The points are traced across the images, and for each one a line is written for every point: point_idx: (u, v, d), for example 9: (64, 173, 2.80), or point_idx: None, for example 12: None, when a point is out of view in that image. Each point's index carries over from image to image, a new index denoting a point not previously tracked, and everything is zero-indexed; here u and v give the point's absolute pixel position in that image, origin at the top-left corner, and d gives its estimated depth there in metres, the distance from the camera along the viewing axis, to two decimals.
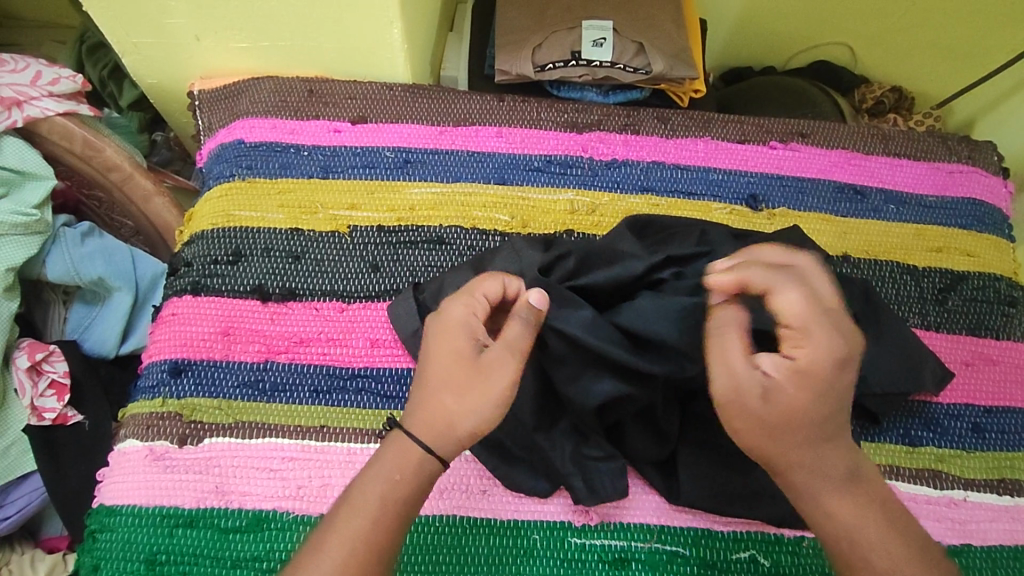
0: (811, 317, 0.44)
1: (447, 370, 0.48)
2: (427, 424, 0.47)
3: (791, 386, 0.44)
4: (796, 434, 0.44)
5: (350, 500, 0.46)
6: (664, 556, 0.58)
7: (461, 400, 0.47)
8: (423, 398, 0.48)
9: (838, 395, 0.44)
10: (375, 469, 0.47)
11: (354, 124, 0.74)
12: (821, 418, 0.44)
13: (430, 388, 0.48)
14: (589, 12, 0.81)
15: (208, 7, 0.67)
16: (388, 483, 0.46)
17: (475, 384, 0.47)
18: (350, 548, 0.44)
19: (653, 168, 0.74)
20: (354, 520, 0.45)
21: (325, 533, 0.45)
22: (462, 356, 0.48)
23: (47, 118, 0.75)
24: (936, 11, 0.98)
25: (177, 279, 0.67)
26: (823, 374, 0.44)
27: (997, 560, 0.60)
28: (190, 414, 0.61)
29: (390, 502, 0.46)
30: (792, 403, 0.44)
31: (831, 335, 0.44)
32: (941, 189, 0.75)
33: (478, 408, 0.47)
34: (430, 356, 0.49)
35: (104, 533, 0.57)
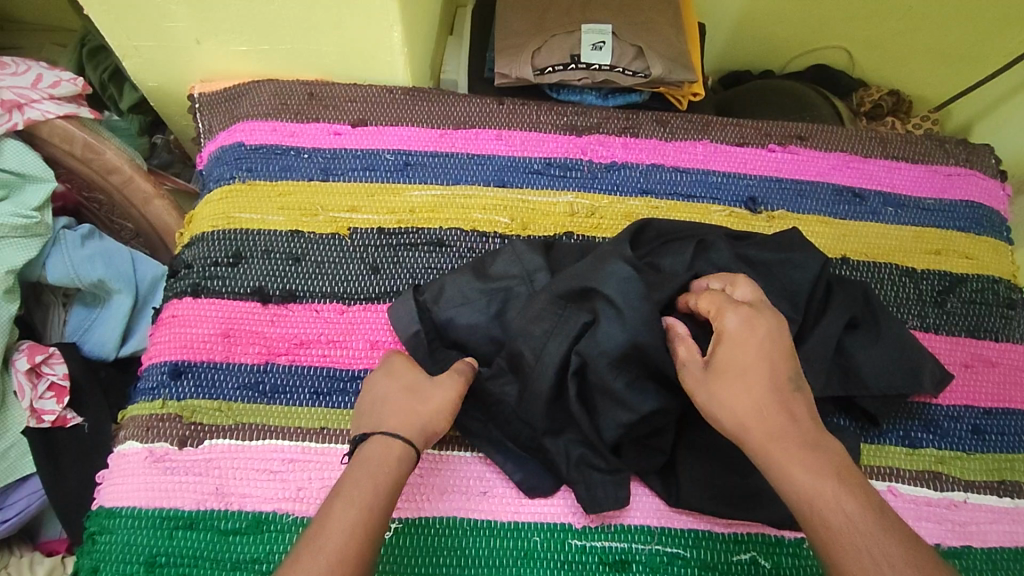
0: (721, 300, 0.52)
1: (404, 391, 0.55)
2: (402, 427, 0.52)
3: (718, 352, 0.49)
4: (740, 389, 0.47)
5: (343, 490, 0.47)
6: (665, 558, 0.58)
7: (427, 406, 0.54)
8: (388, 411, 0.53)
9: (765, 348, 0.48)
10: (365, 462, 0.49)
11: (354, 127, 0.74)
12: (759, 373, 0.47)
13: (394, 404, 0.54)
14: (588, 15, 0.82)
15: (209, 11, 0.67)
16: (381, 472, 0.49)
17: (436, 392, 0.55)
18: (350, 530, 0.45)
19: (652, 170, 0.74)
20: (351, 506, 0.46)
21: (324, 519, 0.46)
22: (415, 383, 0.56)
23: (47, 121, 0.75)
24: (934, 14, 0.98)
25: (177, 281, 0.68)
26: (739, 334, 0.49)
27: (997, 562, 0.60)
28: (190, 416, 0.61)
29: (382, 489, 0.48)
30: (723, 362, 0.48)
31: (736, 307, 0.50)
32: (939, 192, 0.76)
33: (441, 416, 0.54)
34: (383, 388, 0.56)
35: (103, 535, 0.57)
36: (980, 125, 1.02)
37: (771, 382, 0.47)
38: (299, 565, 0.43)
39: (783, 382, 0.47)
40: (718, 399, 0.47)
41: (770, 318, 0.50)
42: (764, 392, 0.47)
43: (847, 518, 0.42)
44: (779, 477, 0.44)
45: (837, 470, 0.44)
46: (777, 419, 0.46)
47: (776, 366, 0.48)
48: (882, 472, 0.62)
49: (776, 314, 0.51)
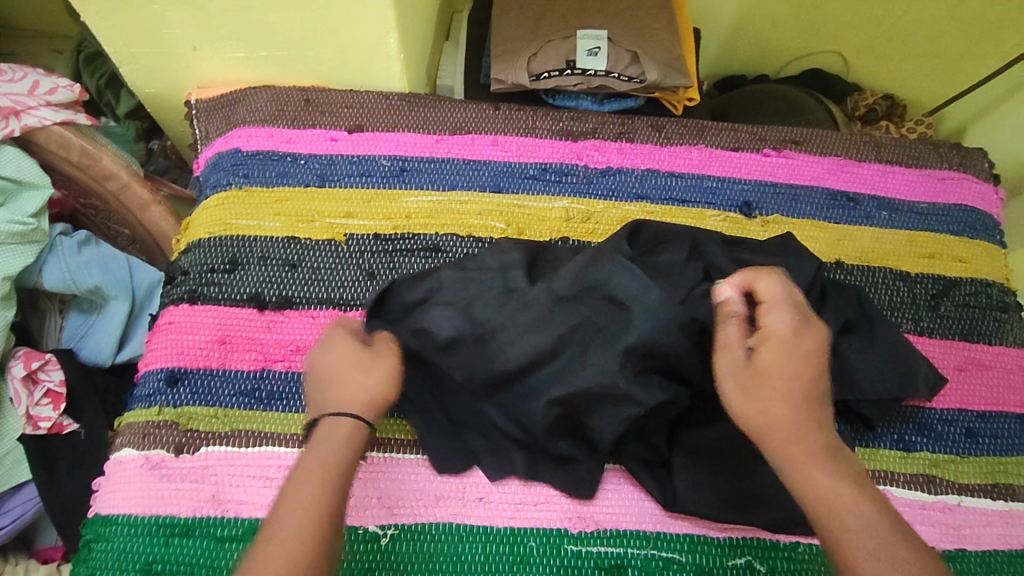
0: (782, 296, 0.51)
1: (340, 368, 0.54)
2: (346, 405, 0.52)
3: (763, 350, 0.50)
4: (779, 394, 0.48)
5: (294, 477, 0.48)
6: (660, 563, 0.58)
7: (370, 376, 0.54)
8: (332, 391, 0.53)
9: (805, 361, 0.49)
10: (314, 447, 0.50)
11: (350, 133, 0.74)
12: (798, 386, 0.49)
13: (336, 382, 0.54)
14: (584, 21, 0.82)
15: (205, 17, 0.67)
16: (331, 453, 0.50)
17: (373, 365, 0.55)
18: (306, 512, 0.46)
19: (647, 175, 0.75)
20: (304, 491, 0.47)
21: (278, 508, 0.46)
22: (351, 355, 0.55)
23: (44, 127, 0.75)
24: (927, 19, 0.99)
25: (173, 287, 0.68)
26: (789, 341, 0.50)
27: (991, 564, 0.60)
28: (186, 423, 0.61)
29: (336, 471, 0.49)
30: (768, 364, 0.49)
31: (792, 314, 0.50)
32: (933, 196, 0.76)
33: (385, 384, 0.54)
34: (320, 363, 0.55)
35: (99, 543, 0.57)
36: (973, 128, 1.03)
37: (806, 392, 0.49)
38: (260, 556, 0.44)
39: (816, 393, 0.49)
40: (754, 398, 0.48)
41: (815, 330, 0.51)
42: (798, 402, 0.48)
43: (860, 523, 0.44)
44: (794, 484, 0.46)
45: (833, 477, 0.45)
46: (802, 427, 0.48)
47: (814, 378, 0.49)
48: (877, 475, 0.62)
49: (822, 325, 0.52)
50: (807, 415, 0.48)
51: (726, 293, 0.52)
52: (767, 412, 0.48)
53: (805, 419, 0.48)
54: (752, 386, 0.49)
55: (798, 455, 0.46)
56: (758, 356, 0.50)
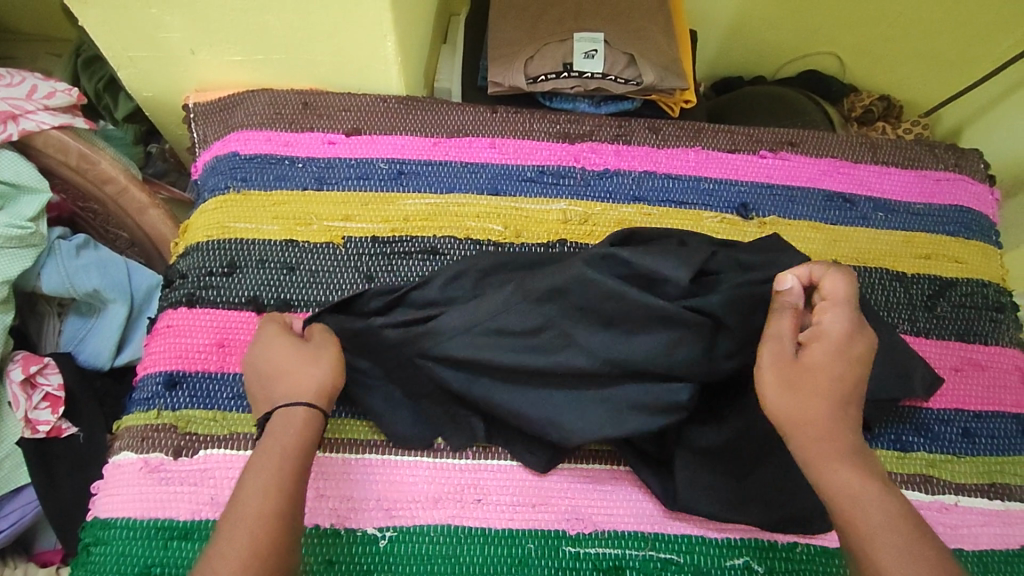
0: (846, 297, 0.50)
1: (282, 360, 0.55)
2: (295, 394, 0.53)
3: (813, 347, 0.49)
4: (821, 391, 0.47)
5: (252, 462, 0.49)
6: (659, 564, 0.58)
7: (315, 366, 0.55)
8: (278, 383, 0.54)
9: (851, 362, 0.49)
10: (269, 434, 0.51)
11: (348, 136, 0.74)
12: (839, 384, 0.48)
13: (281, 374, 0.54)
14: (580, 24, 0.82)
15: (202, 21, 0.68)
16: (286, 438, 0.50)
17: (321, 354, 0.56)
18: (266, 492, 0.47)
19: (644, 177, 0.75)
20: (263, 473, 0.48)
21: (239, 491, 0.47)
22: (293, 348, 0.56)
23: (42, 131, 0.75)
24: (922, 21, 1.00)
25: (172, 291, 0.68)
26: (840, 341, 0.49)
27: (989, 564, 0.60)
28: (185, 426, 0.61)
29: (293, 453, 0.50)
30: (815, 361, 0.48)
31: (850, 316, 0.50)
32: (929, 197, 0.76)
33: (330, 373, 0.55)
34: (262, 357, 0.56)
35: (98, 546, 0.57)
36: (969, 129, 1.03)
37: (847, 391, 0.48)
38: (224, 540, 0.44)
39: (857, 394, 0.49)
40: (796, 392, 0.48)
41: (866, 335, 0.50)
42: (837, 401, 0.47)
43: (882, 521, 0.43)
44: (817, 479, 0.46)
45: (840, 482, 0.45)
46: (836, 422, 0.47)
47: (858, 379, 0.49)
48: None
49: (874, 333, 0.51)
50: (840, 411, 0.47)
51: (788, 283, 0.51)
52: (803, 407, 0.47)
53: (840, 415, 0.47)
54: (795, 381, 0.48)
55: (823, 453, 0.46)
56: (806, 352, 0.49)
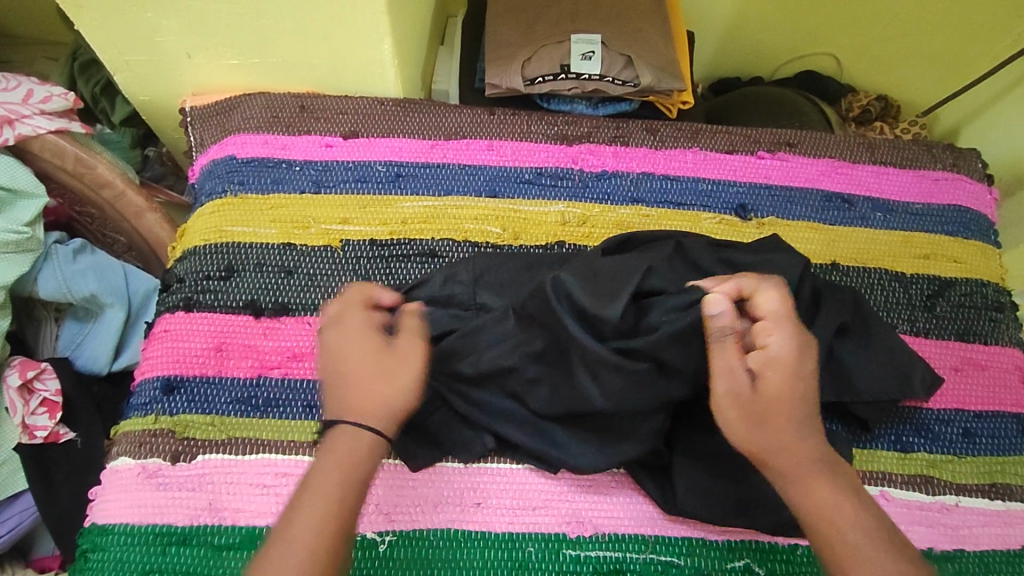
0: (782, 313, 0.49)
1: (364, 366, 0.51)
2: (366, 413, 0.49)
3: (767, 375, 0.48)
4: (786, 420, 0.48)
5: (310, 485, 0.46)
6: (659, 567, 0.58)
7: (393, 381, 0.50)
8: (355, 390, 0.50)
9: (805, 381, 0.49)
10: (330, 455, 0.47)
11: (345, 139, 0.74)
12: (800, 406, 0.48)
13: (358, 382, 0.50)
14: (577, 25, 0.82)
15: (199, 25, 0.68)
16: (348, 466, 0.47)
17: (400, 370, 0.51)
18: (320, 521, 0.44)
19: (642, 179, 0.75)
20: (320, 502, 0.45)
21: (291, 515, 0.45)
22: (377, 353, 0.51)
23: (38, 136, 0.75)
24: (919, 20, 1.00)
25: (169, 295, 0.68)
26: (791, 363, 0.48)
27: (990, 564, 0.60)
28: (183, 431, 0.61)
29: (353, 484, 0.47)
30: (774, 390, 0.48)
31: (791, 332, 0.49)
32: (927, 197, 0.76)
33: (409, 391, 0.51)
34: (342, 355, 0.51)
35: (96, 553, 0.57)
36: (967, 129, 1.03)
37: (809, 413, 0.49)
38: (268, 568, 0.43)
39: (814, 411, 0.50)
40: (760, 423, 0.48)
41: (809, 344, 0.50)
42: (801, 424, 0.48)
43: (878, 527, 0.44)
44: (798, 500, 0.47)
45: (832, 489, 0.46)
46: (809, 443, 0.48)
47: (812, 397, 0.49)
48: (874, 477, 0.62)
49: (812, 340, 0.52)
50: (809, 434, 0.48)
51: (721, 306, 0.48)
52: (772, 440, 0.47)
53: (809, 440, 0.48)
54: (758, 414, 0.48)
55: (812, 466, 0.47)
56: (762, 381, 0.48)
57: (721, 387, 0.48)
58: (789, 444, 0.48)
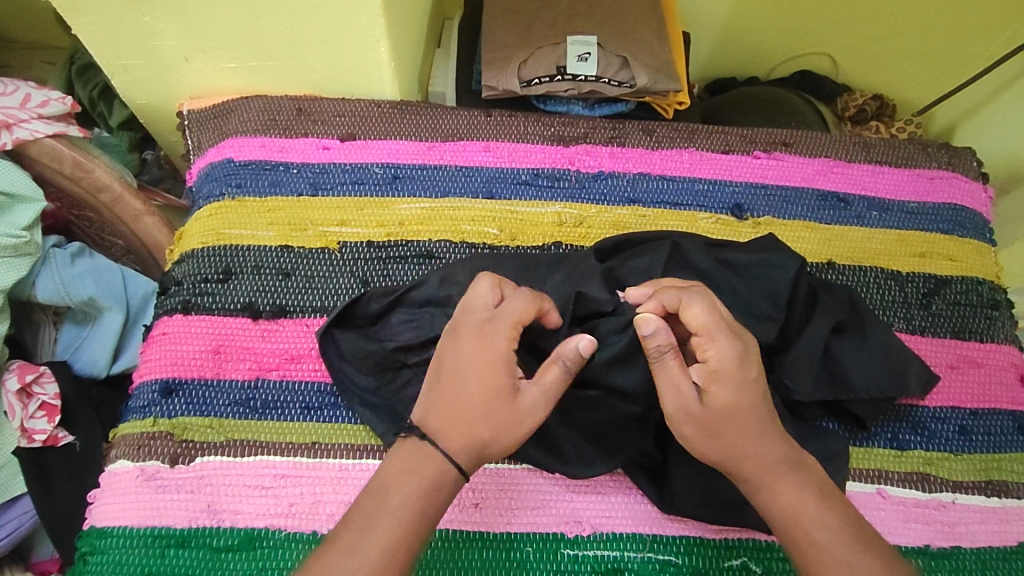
0: (715, 322, 0.48)
1: (482, 400, 0.47)
2: (461, 450, 0.47)
3: (713, 389, 0.48)
4: (741, 431, 0.48)
5: (389, 506, 0.45)
6: (658, 566, 0.58)
7: (497, 431, 0.47)
8: (461, 421, 0.47)
9: (754, 387, 0.48)
10: (413, 481, 0.46)
11: (343, 141, 0.74)
12: (754, 414, 0.48)
13: (469, 414, 0.47)
14: (574, 27, 0.82)
15: (196, 29, 0.68)
16: (428, 500, 0.46)
17: (513, 420, 0.47)
18: (389, 548, 0.44)
19: (639, 179, 0.75)
20: (395, 529, 0.45)
21: (362, 536, 0.44)
22: (502, 394, 0.47)
23: (36, 140, 0.74)
24: (914, 19, 1.00)
25: (167, 298, 0.68)
26: (736, 372, 0.48)
27: (987, 561, 0.60)
28: (181, 433, 0.61)
29: (426, 517, 0.46)
30: (723, 404, 0.47)
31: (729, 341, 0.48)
32: (923, 195, 0.77)
33: (510, 444, 0.48)
34: (467, 378, 0.48)
35: (95, 555, 0.57)
36: (962, 127, 1.04)
37: (765, 417, 0.49)
38: None
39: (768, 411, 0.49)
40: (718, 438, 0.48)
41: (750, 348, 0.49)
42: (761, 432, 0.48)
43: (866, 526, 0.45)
44: (765, 503, 0.48)
45: None
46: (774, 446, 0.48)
47: (763, 399, 0.49)
48: (871, 474, 0.62)
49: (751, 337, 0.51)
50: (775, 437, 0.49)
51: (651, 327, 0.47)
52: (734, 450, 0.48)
53: (769, 446, 0.48)
54: (712, 429, 0.48)
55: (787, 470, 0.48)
56: (709, 396, 0.48)
57: (671, 408, 0.48)
58: (750, 453, 0.48)
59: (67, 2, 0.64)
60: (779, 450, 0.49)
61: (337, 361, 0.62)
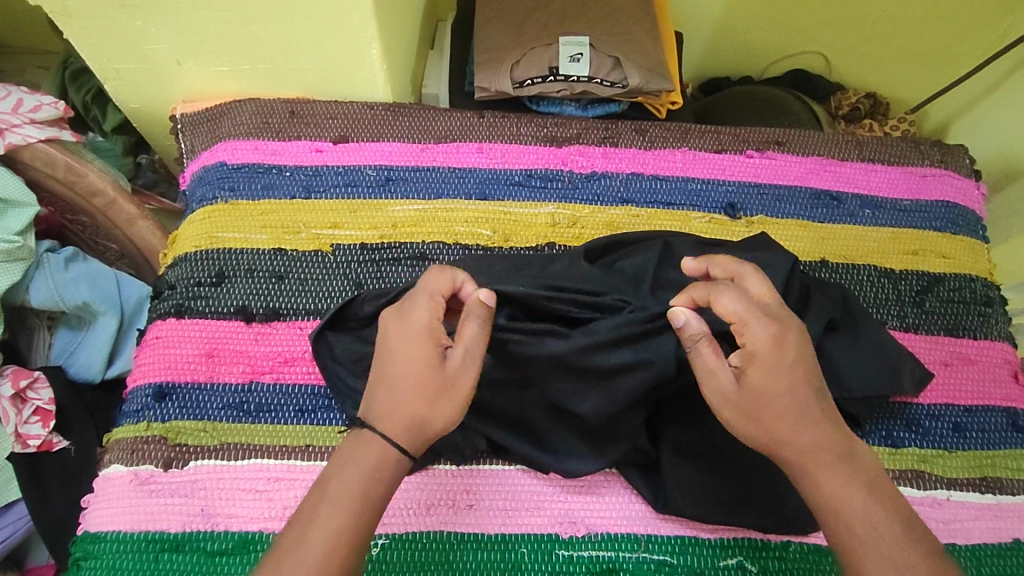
0: (746, 308, 0.48)
1: (408, 375, 0.47)
2: (397, 428, 0.47)
3: (751, 371, 0.47)
4: (780, 415, 0.46)
5: (330, 494, 0.45)
6: (653, 565, 0.58)
7: (432, 404, 0.47)
8: (394, 398, 0.47)
9: (795, 369, 0.47)
10: (351, 465, 0.46)
11: (335, 144, 0.74)
12: (796, 396, 0.47)
13: (401, 389, 0.47)
14: (566, 28, 0.82)
15: (188, 32, 0.68)
16: (369, 481, 0.46)
17: (444, 388, 0.47)
18: (334, 534, 0.44)
19: (632, 179, 0.75)
20: (337, 514, 0.44)
21: (307, 525, 0.44)
22: (426, 366, 0.47)
23: (29, 145, 0.74)
24: (906, 17, 1.00)
25: (161, 302, 0.68)
26: (772, 353, 0.47)
27: (982, 559, 0.60)
28: (175, 437, 0.61)
29: (371, 500, 0.45)
30: (760, 386, 0.47)
31: (766, 323, 0.48)
32: (915, 193, 0.77)
33: (451, 413, 0.47)
34: (391, 356, 0.48)
35: (88, 560, 0.57)
36: (954, 125, 1.04)
37: (809, 400, 0.47)
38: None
39: (819, 395, 0.48)
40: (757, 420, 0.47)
41: (793, 331, 0.48)
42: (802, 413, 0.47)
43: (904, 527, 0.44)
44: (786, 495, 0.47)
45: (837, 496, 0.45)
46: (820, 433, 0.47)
47: (809, 383, 0.48)
48: None
49: (799, 322, 0.50)
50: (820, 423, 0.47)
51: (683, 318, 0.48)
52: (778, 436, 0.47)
53: (812, 433, 0.47)
54: (751, 413, 0.47)
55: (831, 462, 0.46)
56: (747, 378, 0.47)
57: (711, 396, 0.48)
58: (790, 442, 0.47)
59: (59, 6, 0.64)
60: (823, 434, 0.47)
61: (331, 365, 0.62)
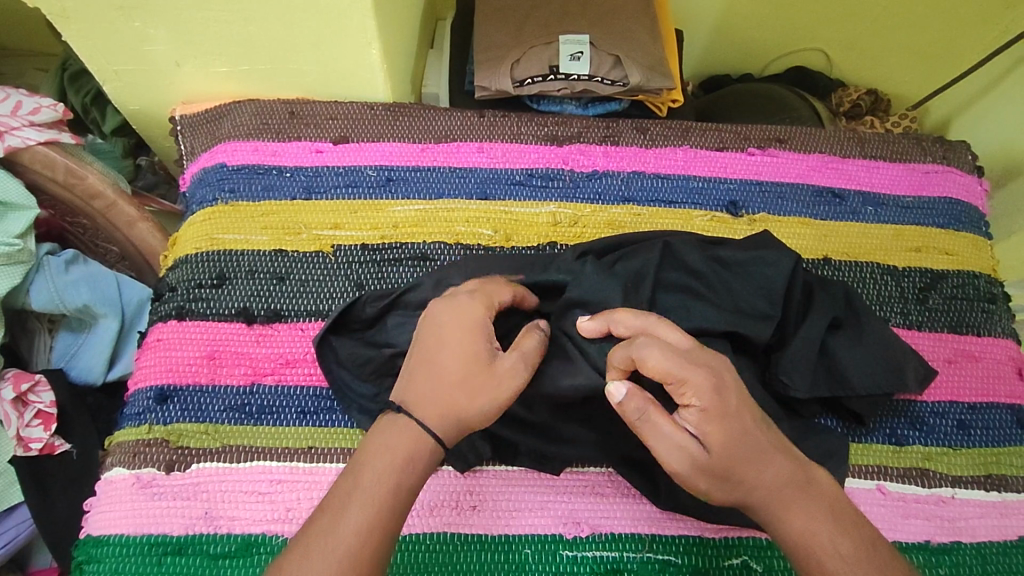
0: (676, 360, 0.44)
1: (459, 363, 0.47)
2: (437, 416, 0.47)
3: (707, 429, 0.44)
4: (745, 468, 0.45)
5: (357, 486, 0.45)
6: (657, 565, 0.58)
7: (472, 395, 0.47)
8: (434, 387, 0.47)
9: (745, 419, 0.45)
10: (383, 457, 0.46)
11: (336, 144, 0.74)
12: (753, 441, 0.45)
13: (445, 379, 0.47)
14: (566, 27, 0.82)
15: (186, 33, 0.67)
16: (401, 471, 0.45)
17: (490, 381, 0.47)
18: (358, 539, 0.43)
19: (633, 177, 0.75)
20: (365, 507, 0.44)
21: (337, 517, 0.44)
22: (476, 354, 0.48)
23: (29, 147, 0.74)
24: (906, 13, 1.00)
25: (161, 304, 0.68)
26: (717, 400, 0.44)
27: (988, 557, 0.60)
28: (177, 440, 0.61)
29: (403, 490, 0.45)
30: (720, 442, 0.44)
31: (698, 372, 0.44)
32: (918, 189, 0.76)
33: (490, 404, 0.47)
34: (440, 346, 0.48)
35: (92, 564, 0.57)
36: (956, 120, 1.03)
37: (763, 441, 0.45)
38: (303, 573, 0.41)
39: (762, 425, 0.46)
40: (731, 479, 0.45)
41: (723, 371, 0.46)
42: (761, 453, 0.45)
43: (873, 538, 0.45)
44: (759, 514, 0.47)
45: (836, 508, 0.46)
46: (772, 462, 0.45)
47: (752, 418, 0.46)
48: (869, 470, 0.62)
49: (720, 357, 0.47)
50: (770, 449, 0.46)
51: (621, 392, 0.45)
52: None
53: (769, 469, 0.45)
54: (722, 473, 0.44)
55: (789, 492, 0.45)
56: (705, 438, 0.44)
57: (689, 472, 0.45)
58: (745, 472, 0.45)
59: (56, 9, 0.64)
60: (778, 465, 0.46)
61: (334, 367, 0.62)
